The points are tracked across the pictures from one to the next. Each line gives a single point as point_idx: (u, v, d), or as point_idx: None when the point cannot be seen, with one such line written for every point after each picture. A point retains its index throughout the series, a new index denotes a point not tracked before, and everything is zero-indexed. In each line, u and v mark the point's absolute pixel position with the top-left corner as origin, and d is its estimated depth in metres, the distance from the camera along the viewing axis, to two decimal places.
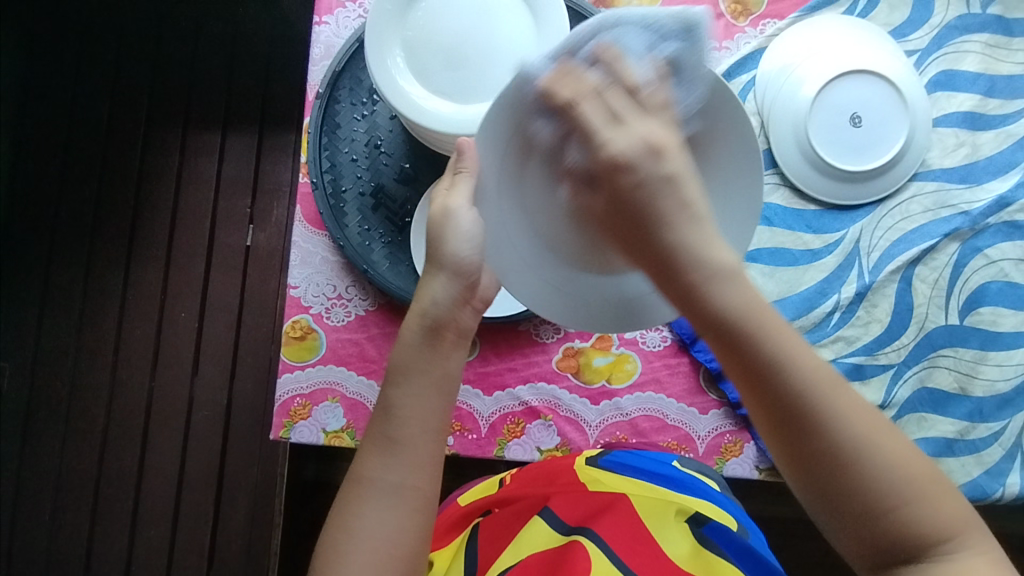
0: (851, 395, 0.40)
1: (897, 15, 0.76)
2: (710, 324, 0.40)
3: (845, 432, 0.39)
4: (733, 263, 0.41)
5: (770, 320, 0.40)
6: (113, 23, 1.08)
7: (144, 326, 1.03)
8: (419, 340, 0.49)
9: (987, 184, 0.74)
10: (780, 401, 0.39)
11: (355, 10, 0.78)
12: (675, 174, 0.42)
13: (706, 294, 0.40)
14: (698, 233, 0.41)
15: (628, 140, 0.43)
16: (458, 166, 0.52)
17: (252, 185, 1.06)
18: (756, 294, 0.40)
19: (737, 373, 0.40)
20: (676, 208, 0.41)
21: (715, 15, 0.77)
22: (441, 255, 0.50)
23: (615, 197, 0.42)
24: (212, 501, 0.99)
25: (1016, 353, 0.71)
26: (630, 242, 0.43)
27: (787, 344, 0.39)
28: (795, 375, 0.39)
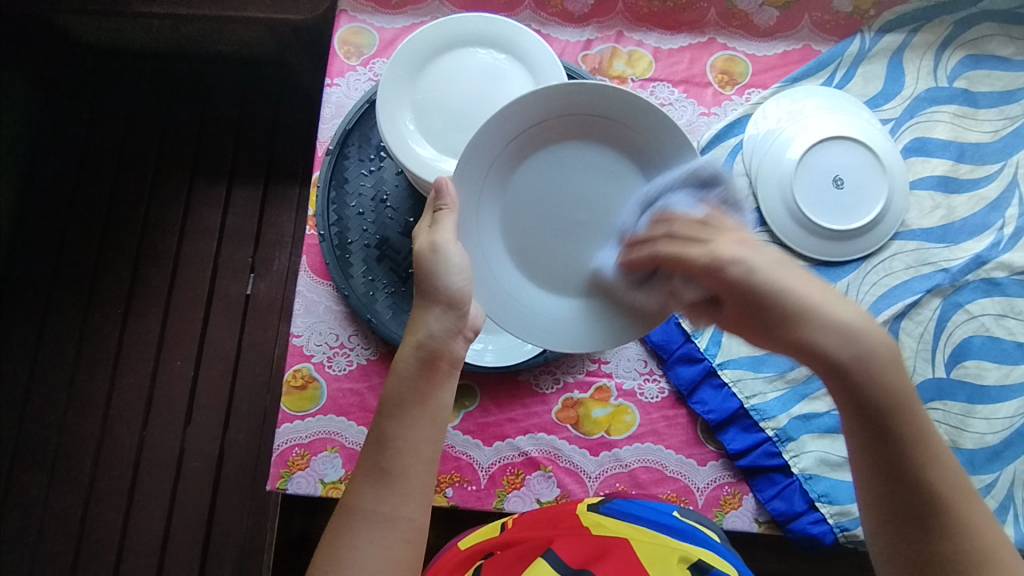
0: (977, 506, 0.41)
1: (871, 87, 0.82)
2: (858, 403, 0.42)
3: (968, 533, 0.40)
4: (890, 351, 0.42)
5: (919, 412, 0.41)
6: (128, 82, 1.13)
7: (138, 375, 1.03)
8: (412, 370, 0.51)
9: (964, 244, 0.78)
10: (911, 491, 0.41)
11: (366, 73, 0.82)
12: (785, 263, 0.47)
13: (857, 377, 0.42)
14: (857, 319, 0.43)
15: (730, 244, 0.49)
16: (438, 203, 0.56)
17: (255, 236, 1.08)
18: (909, 387, 0.42)
19: (864, 451, 0.42)
20: (830, 302, 0.44)
21: (703, 84, 0.82)
22: (432, 287, 0.53)
23: (730, 287, 0.47)
24: (198, 557, 0.96)
25: (1002, 406, 0.74)
26: (768, 335, 0.46)
27: (927, 435, 0.41)
28: (932, 469, 0.40)
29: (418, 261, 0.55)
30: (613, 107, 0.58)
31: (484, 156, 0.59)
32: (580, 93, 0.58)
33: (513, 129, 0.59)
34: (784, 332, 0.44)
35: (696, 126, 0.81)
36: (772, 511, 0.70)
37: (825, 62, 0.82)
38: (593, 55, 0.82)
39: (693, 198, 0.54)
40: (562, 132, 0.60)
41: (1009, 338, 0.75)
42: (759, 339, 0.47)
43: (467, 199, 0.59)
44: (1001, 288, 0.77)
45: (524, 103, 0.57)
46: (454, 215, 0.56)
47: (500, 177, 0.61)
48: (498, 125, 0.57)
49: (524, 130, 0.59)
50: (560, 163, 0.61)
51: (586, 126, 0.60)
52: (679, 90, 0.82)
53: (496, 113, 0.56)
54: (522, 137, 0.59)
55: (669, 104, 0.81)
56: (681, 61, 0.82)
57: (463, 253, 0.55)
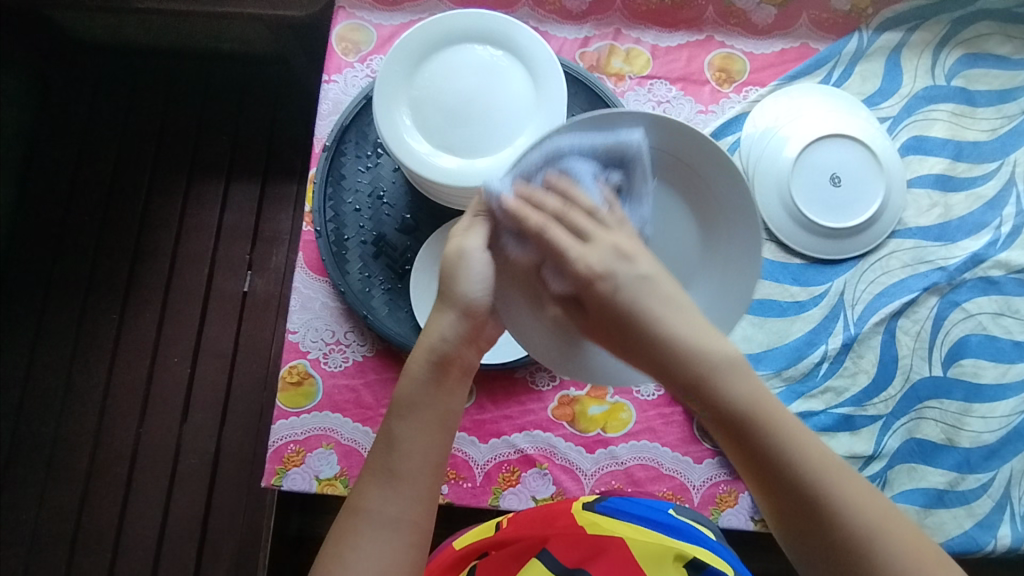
0: (853, 480, 0.42)
1: (869, 85, 0.82)
2: (718, 415, 0.44)
3: (847, 512, 0.40)
4: (731, 357, 0.44)
5: (772, 406, 0.43)
6: (125, 78, 1.13)
7: (134, 371, 1.02)
8: (425, 375, 0.50)
9: (961, 242, 0.78)
10: (788, 490, 0.41)
11: (363, 70, 0.82)
12: (648, 275, 0.48)
13: (705, 393, 0.44)
14: (693, 328, 0.46)
15: (601, 250, 0.50)
16: (480, 210, 0.54)
17: (252, 233, 1.08)
18: (759, 385, 0.44)
19: (737, 454, 0.44)
20: (677, 314, 0.46)
21: (701, 82, 0.82)
22: (453, 293, 0.51)
23: (598, 304, 0.49)
24: (193, 554, 0.95)
25: (999, 405, 0.73)
26: (631, 351, 0.48)
27: (790, 430, 0.42)
28: (794, 456, 0.42)
29: (445, 266, 0.53)
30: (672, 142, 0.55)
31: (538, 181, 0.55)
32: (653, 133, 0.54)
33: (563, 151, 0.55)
34: (641, 348, 0.47)
35: (694, 124, 0.81)
36: None
37: (823, 61, 0.82)
38: (590, 52, 0.82)
39: (591, 175, 0.54)
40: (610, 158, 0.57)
41: (1006, 337, 0.75)
42: (627, 356, 0.49)
43: (507, 216, 0.55)
44: (998, 286, 0.76)
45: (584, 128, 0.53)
46: (492, 226, 0.54)
47: None
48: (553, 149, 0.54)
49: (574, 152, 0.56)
50: None
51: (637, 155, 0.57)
52: (676, 88, 0.81)
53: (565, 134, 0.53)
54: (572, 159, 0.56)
55: (667, 102, 0.81)
56: (679, 59, 0.82)
57: (491, 265, 0.52)
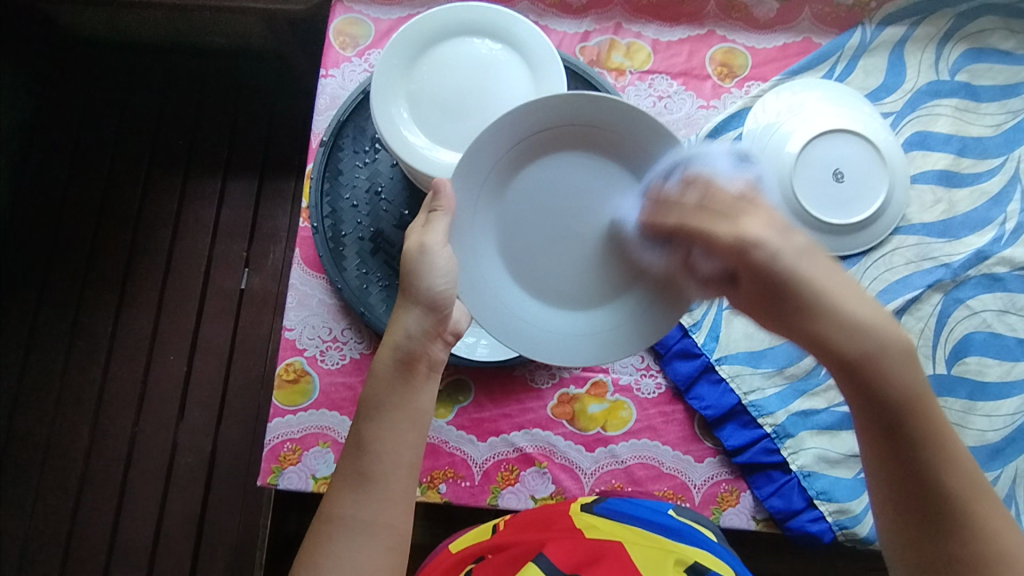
0: (999, 517, 0.41)
1: (872, 80, 0.81)
2: (878, 400, 0.43)
3: (983, 536, 0.40)
4: (902, 345, 0.44)
5: (934, 411, 0.43)
6: (122, 73, 1.12)
7: (131, 369, 1.02)
8: (392, 372, 0.50)
9: (965, 239, 0.77)
10: (927, 497, 0.41)
11: (361, 64, 0.81)
12: (804, 249, 0.48)
13: (869, 371, 0.44)
14: (873, 314, 0.45)
15: (761, 224, 0.50)
16: (434, 205, 0.55)
17: (250, 230, 1.07)
18: (925, 384, 0.43)
19: (877, 450, 0.44)
20: (852, 296, 0.46)
21: (702, 77, 0.81)
22: (414, 288, 0.52)
23: (754, 273, 0.49)
24: (190, 553, 0.95)
25: (1004, 403, 0.73)
26: (781, 321, 0.48)
27: (949, 440, 0.42)
28: (949, 471, 0.41)
29: (404, 261, 0.53)
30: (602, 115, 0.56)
31: (477, 170, 0.56)
32: (570, 106, 0.55)
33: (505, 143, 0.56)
34: (796, 323, 0.47)
35: (695, 119, 0.80)
36: (770, 509, 0.69)
37: (826, 55, 0.81)
38: (591, 47, 0.81)
39: (725, 167, 0.56)
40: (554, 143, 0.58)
41: (1011, 335, 0.75)
42: (777, 325, 0.49)
43: (462, 212, 0.57)
44: (1003, 283, 0.76)
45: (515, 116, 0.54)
46: (449, 218, 0.54)
47: (495, 189, 0.58)
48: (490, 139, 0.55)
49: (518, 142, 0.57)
50: (556, 173, 0.59)
51: (577, 135, 0.58)
52: (677, 83, 0.81)
53: (496, 119, 0.54)
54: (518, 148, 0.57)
55: (668, 97, 0.80)
56: (680, 53, 0.81)
57: (450, 257, 0.53)
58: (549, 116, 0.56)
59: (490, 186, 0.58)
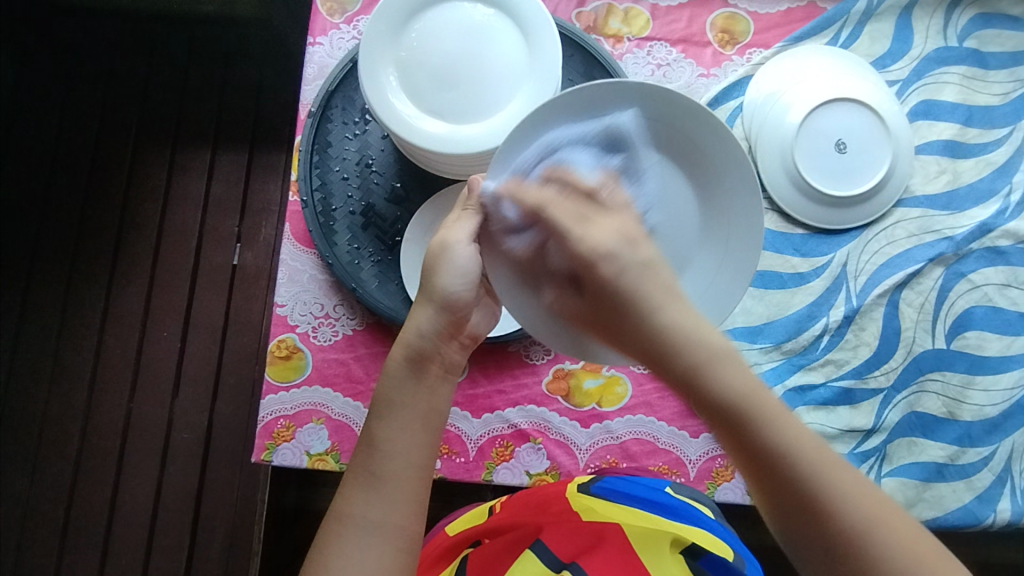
0: (848, 474, 0.40)
1: (878, 47, 0.78)
2: (709, 408, 0.42)
3: (846, 510, 0.39)
4: (721, 346, 0.42)
5: (766, 399, 0.41)
6: (103, 42, 1.08)
7: (124, 345, 1.01)
8: (404, 370, 0.50)
9: (969, 211, 0.75)
10: (784, 488, 0.40)
11: (350, 31, 0.78)
12: (652, 261, 0.46)
13: (702, 384, 0.42)
14: (687, 316, 0.44)
15: (610, 234, 0.47)
16: (466, 204, 0.53)
17: (240, 204, 1.05)
18: (751, 377, 0.42)
19: (734, 451, 0.42)
20: (667, 299, 0.44)
21: (703, 44, 0.78)
22: (434, 286, 0.51)
23: (598, 288, 0.47)
24: (188, 526, 0.95)
25: (1003, 377, 0.72)
26: (620, 334, 0.46)
27: (788, 425, 0.41)
28: (796, 459, 0.40)
29: (427, 256, 0.52)
30: (665, 108, 0.53)
31: (525, 153, 0.53)
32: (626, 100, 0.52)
33: (558, 126, 0.53)
34: (630, 333, 0.45)
35: (694, 88, 0.78)
36: None
37: (831, 20, 0.78)
38: (587, 12, 0.78)
39: (590, 157, 0.52)
40: (606, 131, 0.54)
41: (1012, 308, 0.73)
42: (614, 339, 0.48)
43: None
44: (1006, 257, 0.74)
45: (563, 104, 0.51)
46: (479, 219, 0.53)
47: None
48: (535, 126, 0.52)
49: (571, 125, 0.53)
50: None
51: (632, 126, 0.54)
52: (677, 50, 0.78)
53: (540, 111, 0.51)
54: (568, 132, 0.54)
55: (667, 65, 0.78)
56: (680, 19, 0.79)
57: (477, 259, 0.52)
58: (608, 105, 0.52)
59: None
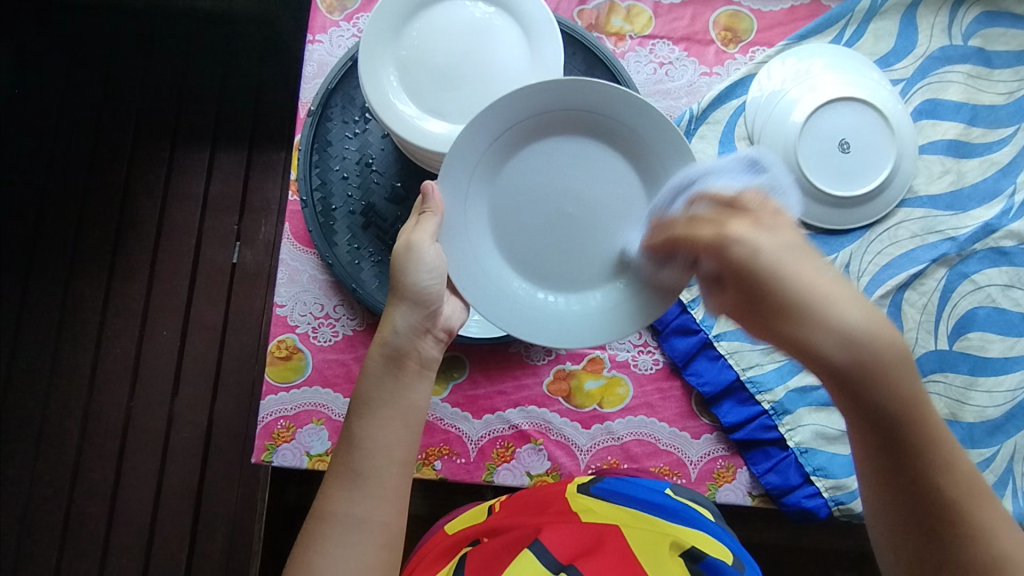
0: (990, 504, 0.43)
1: (882, 45, 0.78)
2: (869, 410, 0.43)
3: (979, 527, 0.42)
4: (898, 351, 0.43)
5: (929, 412, 0.43)
6: (101, 39, 1.07)
7: (124, 343, 1.01)
8: (380, 368, 0.51)
9: (972, 211, 0.75)
10: (924, 499, 0.43)
11: (349, 29, 0.78)
12: (793, 246, 0.48)
13: (862, 382, 0.43)
14: (866, 318, 0.44)
15: (744, 226, 0.49)
16: (425, 207, 0.56)
17: (239, 202, 1.05)
18: (920, 388, 0.43)
19: (872, 448, 0.44)
20: (837, 298, 0.45)
21: (706, 42, 0.78)
22: (401, 285, 0.53)
23: (741, 279, 0.48)
24: (189, 525, 0.95)
25: (1006, 379, 0.72)
26: (764, 326, 0.47)
27: (940, 440, 0.43)
28: (946, 474, 0.43)
29: (394, 260, 0.55)
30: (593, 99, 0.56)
31: (471, 153, 0.56)
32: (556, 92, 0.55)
33: (499, 126, 0.56)
34: (789, 337, 0.46)
35: (697, 87, 0.77)
36: (766, 485, 0.69)
37: (835, 18, 0.77)
38: (589, 10, 0.78)
39: (733, 176, 0.54)
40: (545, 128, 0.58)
41: (1015, 309, 0.73)
42: (757, 324, 0.48)
43: (454, 201, 0.57)
44: (1009, 257, 0.74)
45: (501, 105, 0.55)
46: (439, 220, 0.55)
47: (488, 173, 0.58)
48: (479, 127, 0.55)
49: (511, 126, 0.57)
50: (546, 159, 0.59)
51: (569, 121, 0.58)
52: (679, 48, 0.77)
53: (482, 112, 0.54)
54: (509, 132, 0.57)
55: (669, 64, 0.77)
56: (683, 17, 0.78)
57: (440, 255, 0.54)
58: (539, 102, 0.56)
59: (485, 164, 0.58)
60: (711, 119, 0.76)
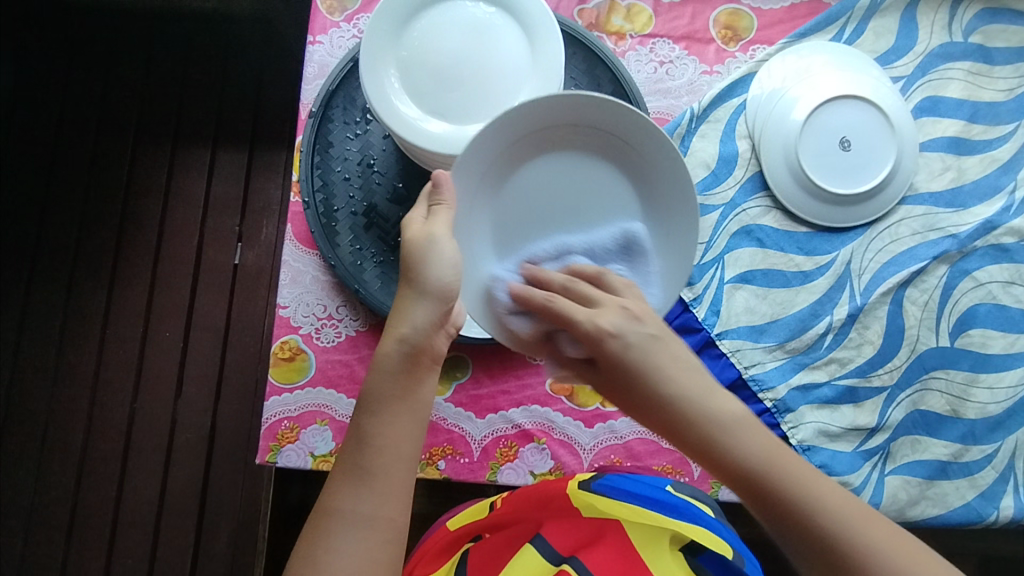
0: (887, 530, 0.40)
1: (883, 42, 0.78)
2: (728, 472, 0.42)
3: (889, 564, 0.38)
4: (738, 414, 0.44)
5: (786, 459, 0.42)
6: (102, 41, 1.07)
7: (127, 345, 1.01)
8: (395, 364, 0.50)
9: (973, 208, 0.75)
10: (824, 547, 0.39)
11: (350, 30, 0.78)
12: (658, 334, 0.47)
13: (721, 446, 0.42)
14: (697, 384, 0.45)
15: (613, 312, 0.48)
16: (435, 198, 0.55)
17: (241, 204, 1.05)
18: (767, 441, 0.43)
19: (762, 513, 0.42)
20: (681, 372, 0.45)
21: (706, 41, 0.78)
22: (423, 279, 0.52)
23: (606, 363, 0.47)
24: (193, 525, 0.96)
25: (1007, 375, 0.72)
26: (637, 409, 0.46)
27: (816, 489, 0.41)
28: (828, 516, 0.40)
29: (411, 251, 0.53)
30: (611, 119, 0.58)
31: (483, 158, 0.58)
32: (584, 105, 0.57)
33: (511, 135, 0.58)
34: (648, 408, 0.45)
35: (698, 86, 0.77)
36: None
37: (835, 16, 0.77)
38: (589, 9, 0.78)
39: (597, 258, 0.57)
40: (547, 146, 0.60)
41: (1016, 306, 0.73)
42: (623, 404, 0.48)
43: (462, 202, 0.58)
44: (1010, 254, 0.74)
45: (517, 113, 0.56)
46: (451, 211, 0.55)
47: (494, 184, 0.60)
48: (496, 132, 0.57)
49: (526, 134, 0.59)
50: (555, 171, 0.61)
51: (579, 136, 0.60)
52: (680, 47, 0.77)
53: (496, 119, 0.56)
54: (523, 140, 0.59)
55: (670, 62, 0.77)
56: (683, 15, 0.78)
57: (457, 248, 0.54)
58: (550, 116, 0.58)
59: (495, 171, 0.60)
60: (712, 118, 0.76)
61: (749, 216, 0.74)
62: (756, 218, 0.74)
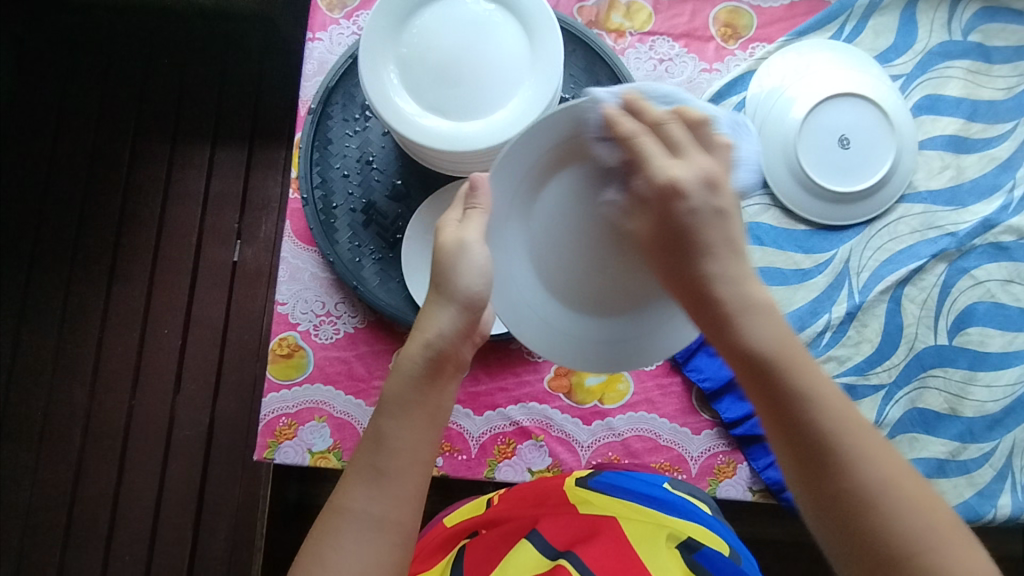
0: (875, 440, 0.43)
1: (882, 41, 0.78)
2: (746, 351, 0.44)
3: (868, 468, 0.41)
4: (765, 304, 0.45)
5: (801, 355, 0.44)
6: (101, 37, 1.07)
7: (125, 341, 1.01)
8: (419, 371, 0.49)
9: (972, 207, 0.75)
10: (809, 440, 0.42)
11: (349, 26, 0.78)
12: (724, 209, 0.48)
13: (741, 325, 0.45)
14: (735, 268, 0.46)
15: (690, 169, 0.49)
16: (471, 201, 0.54)
17: (239, 200, 1.05)
18: (788, 333, 0.45)
19: (762, 400, 0.44)
20: (728, 250, 0.47)
21: (705, 38, 0.78)
22: (451, 286, 0.50)
23: (664, 217, 0.48)
24: (191, 522, 0.96)
25: (1005, 373, 0.72)
26: (672, 266, 0.48)
27: (817, 386, 0.43)
28: (822, 414, 0.42)
29: (439, 255, 0.52)
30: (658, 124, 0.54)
31: (518, 167, 0.55)
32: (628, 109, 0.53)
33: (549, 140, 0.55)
34: (689, 270, 0.47)
35: (697, 83, 0.77)
36: (766, 480, 0.69)
37: (834, 14, 0.77)
38: (589, 7, 0.78)
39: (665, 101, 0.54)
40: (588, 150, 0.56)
41: (1014, 304, 0.73)
42: (664, 263, 0.49)
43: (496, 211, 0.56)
44: (1009, 252, 0.74)
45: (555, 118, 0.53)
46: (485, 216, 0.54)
47: (531, 192, 0.56)
48: (529, 140, 0.54)
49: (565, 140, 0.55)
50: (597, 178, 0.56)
51: None
52: (679, 45, 0.77)
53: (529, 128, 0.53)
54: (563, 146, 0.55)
55: (669, 60, 0.77)
56: (682, 13, 0.78)
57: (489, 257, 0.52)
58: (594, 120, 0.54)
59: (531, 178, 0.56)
60: None
61: (748, 213, 0.74)
62: (755, 216, 0.74)
